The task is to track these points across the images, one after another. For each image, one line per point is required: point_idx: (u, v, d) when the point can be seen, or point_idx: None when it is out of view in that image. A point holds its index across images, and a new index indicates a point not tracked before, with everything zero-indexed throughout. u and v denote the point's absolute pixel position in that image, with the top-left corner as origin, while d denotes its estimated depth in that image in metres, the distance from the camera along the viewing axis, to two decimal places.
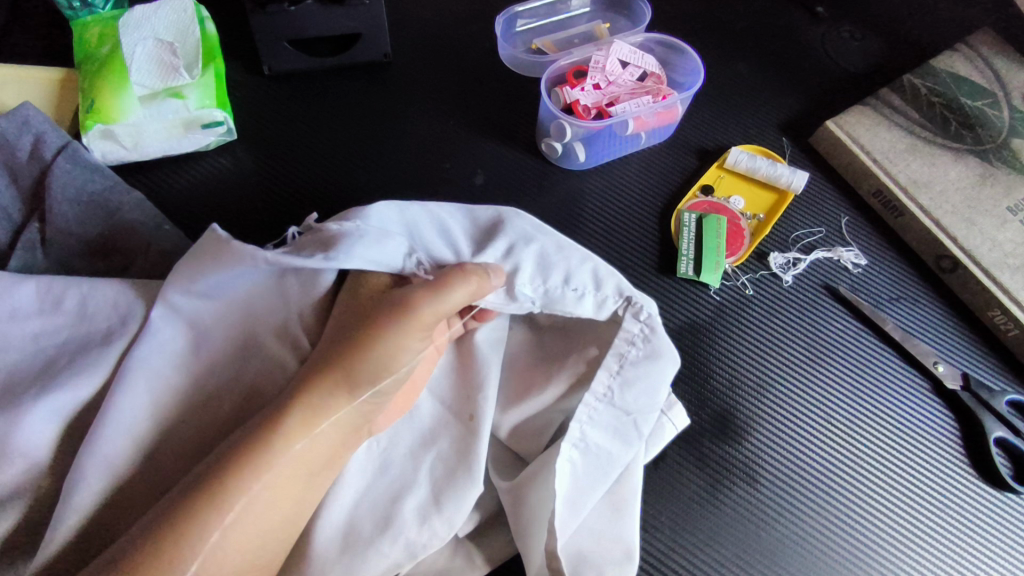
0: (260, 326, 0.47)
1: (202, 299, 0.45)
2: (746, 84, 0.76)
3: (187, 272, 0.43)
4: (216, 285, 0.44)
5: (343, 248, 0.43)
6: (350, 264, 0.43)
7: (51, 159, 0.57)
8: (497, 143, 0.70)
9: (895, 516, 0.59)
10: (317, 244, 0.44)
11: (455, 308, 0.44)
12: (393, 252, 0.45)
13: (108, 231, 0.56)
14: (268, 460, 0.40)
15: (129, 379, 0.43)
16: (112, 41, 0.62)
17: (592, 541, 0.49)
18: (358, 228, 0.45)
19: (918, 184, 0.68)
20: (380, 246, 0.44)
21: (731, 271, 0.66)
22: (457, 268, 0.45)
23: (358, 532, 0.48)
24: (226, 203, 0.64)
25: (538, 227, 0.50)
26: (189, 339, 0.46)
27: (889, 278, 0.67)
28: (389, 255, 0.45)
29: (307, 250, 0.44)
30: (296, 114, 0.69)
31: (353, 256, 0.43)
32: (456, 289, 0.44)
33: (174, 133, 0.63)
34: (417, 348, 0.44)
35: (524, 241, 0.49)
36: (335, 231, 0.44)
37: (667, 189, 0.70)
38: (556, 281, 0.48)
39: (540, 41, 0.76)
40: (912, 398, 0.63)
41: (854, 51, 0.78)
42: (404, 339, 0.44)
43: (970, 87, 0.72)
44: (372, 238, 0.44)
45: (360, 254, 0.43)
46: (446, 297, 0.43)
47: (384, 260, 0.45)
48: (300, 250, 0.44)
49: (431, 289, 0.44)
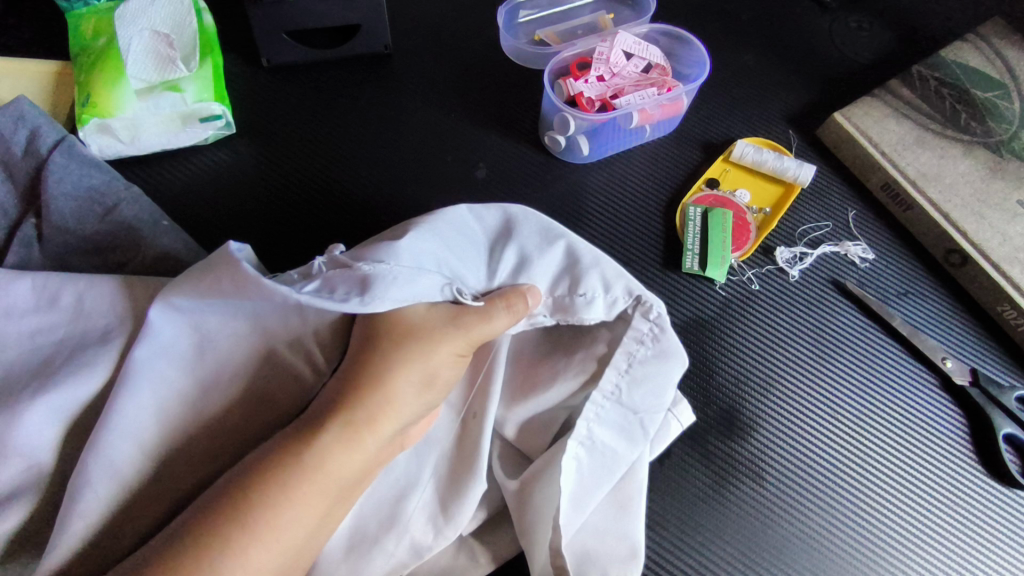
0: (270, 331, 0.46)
1: (206, 304, 0.43)
2: (752, 76, 0.75)
3: (194, 278, 0.42)
4: (222, 300, 0.42)
5: (381, 291, 0.40)
6: (387, 307, 0.40)
7: (46, 155, 0.56)
8: (500, 136, 0.69)
9: (903, 512, 0.58)
10: (350, 284, 0.40)
11: (497, 334, 0.45)
12: (429, 288, 0.42)
13: (106, 228, 0.55)
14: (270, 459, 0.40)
15: (133, 383, 0.42)
16: (108, 33, 0.61)
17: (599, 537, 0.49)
18: (392, 267, 0.41)
19: (927, 177, 0.67)
20: (416, 285, 0.42)
21: (737, 265, 0.66)
22: (499, 295, 0.45)
23: (364, 531, 0.47)
24: (229, 201, 0.63)
25: (550, 228, 0.49)
26: (192, 340, 0.44)
27: (898, 274, 0.66)
28: (425, 292, 0.42)
29: (340, 292, 0.40)
30: (295, 107, 0.68)
31: (391, 301, 0.40)
32: (500, 319, 0.44)
33: (171, 127, 0.62)
34: (453, 364, 0.44)
35: (532, 251, 0.48)
36: (369, 272, 0.41)
37: (672, 183, 0.69)
38: (565, 290, 0.48)
39: (543, 33, 0.75)
40: (920, 394, 0.62)
41: (862, 41, 0.77)
42: (419, 328, 0.43)
43: (980, 78, 0.71)
44: (408, 278, 0.41)
45: (399, 296, 0.41)
46: (492, 323, 0.44)
47: (420, 297, 0.42)
48: (332, 291, 0.40)
49: (476, 315, 0.44)
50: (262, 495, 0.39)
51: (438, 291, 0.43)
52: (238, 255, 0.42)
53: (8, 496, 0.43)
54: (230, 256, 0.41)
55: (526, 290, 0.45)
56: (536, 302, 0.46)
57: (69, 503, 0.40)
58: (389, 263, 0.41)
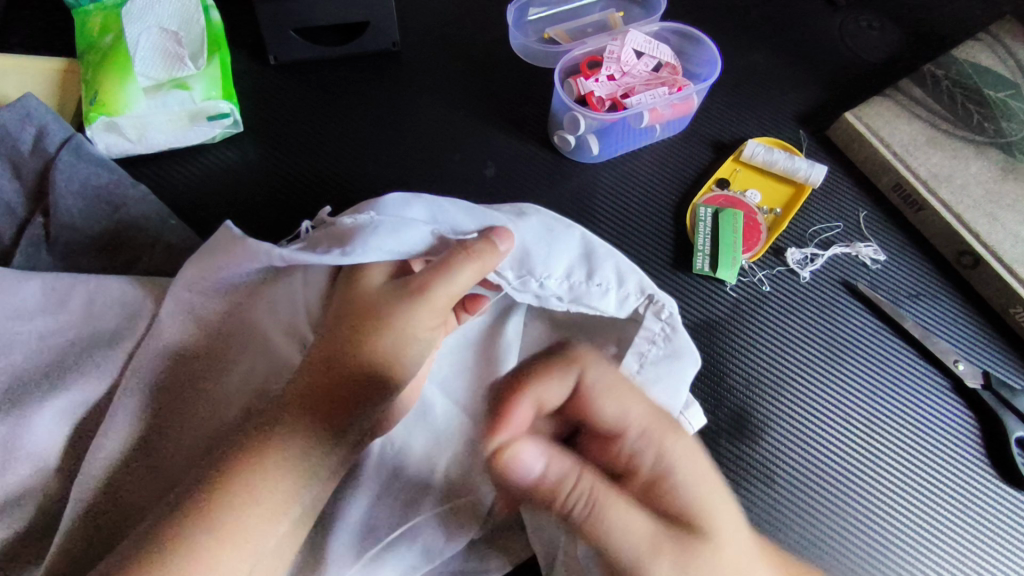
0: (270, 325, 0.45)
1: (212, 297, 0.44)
2: (763, 75, 0.74)
3: (200, 268, 0.42)
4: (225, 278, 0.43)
5: (356, 241, 0.41)
6: (367, 256, 0.41)
7: (54, 153, 0.55)
8: (509, 135, 0.69)
9: (915, 516, 0.58)
10: (331, 239, 0.42)
11: (462, 288, 0.42)
12: (413, 236, 0.42)
13: (113, 226, 0.54)
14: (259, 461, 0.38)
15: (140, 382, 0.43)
16: (116, 31, 0.61)
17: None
18: (372, 217, 0.42)
19: (939, 177, 0.66)
20: (396, 233, 0.42)
21: (748, 267, 0.65)
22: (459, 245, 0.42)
23: (376, 532, 0.47)
24: (236, 199, 0.63)
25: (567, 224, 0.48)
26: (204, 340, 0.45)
27: (909, 275, 0.66)
28: (408, 241, 0.42)
29: (322, 247, 0.41)
30: (303, 104, 0.68)
31: (370, 249, 0.41)
32: (463, 268, 0.41)
33: (179, 125, 0.61)
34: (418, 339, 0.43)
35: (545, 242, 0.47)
36: (349, 224, 0.42)
37: (682, 182, 0.69)
38: (580, 278, 0.47)
39: (552, 31, 0.74)
40: (931, 397, 0.62)
41: (873, 40, 0.76)
42: (414, 326, 0.42)
43: (993, 78, 0.70)
44: (387, 226, 0.42)
45: (377, 244, 0.41)
46: (451, 276, 0.41)
47: (403, 247, 0.42)
48: (315, 248, 0.42)
49: (436, 267, 0.42)
50: (273, 501, 0.38)
51: (423, 240, 0.43)
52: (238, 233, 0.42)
53: (18, 496, 0.43)
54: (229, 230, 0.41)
55: (493, 234, 0.42)
56: (505, 243, 0.43)
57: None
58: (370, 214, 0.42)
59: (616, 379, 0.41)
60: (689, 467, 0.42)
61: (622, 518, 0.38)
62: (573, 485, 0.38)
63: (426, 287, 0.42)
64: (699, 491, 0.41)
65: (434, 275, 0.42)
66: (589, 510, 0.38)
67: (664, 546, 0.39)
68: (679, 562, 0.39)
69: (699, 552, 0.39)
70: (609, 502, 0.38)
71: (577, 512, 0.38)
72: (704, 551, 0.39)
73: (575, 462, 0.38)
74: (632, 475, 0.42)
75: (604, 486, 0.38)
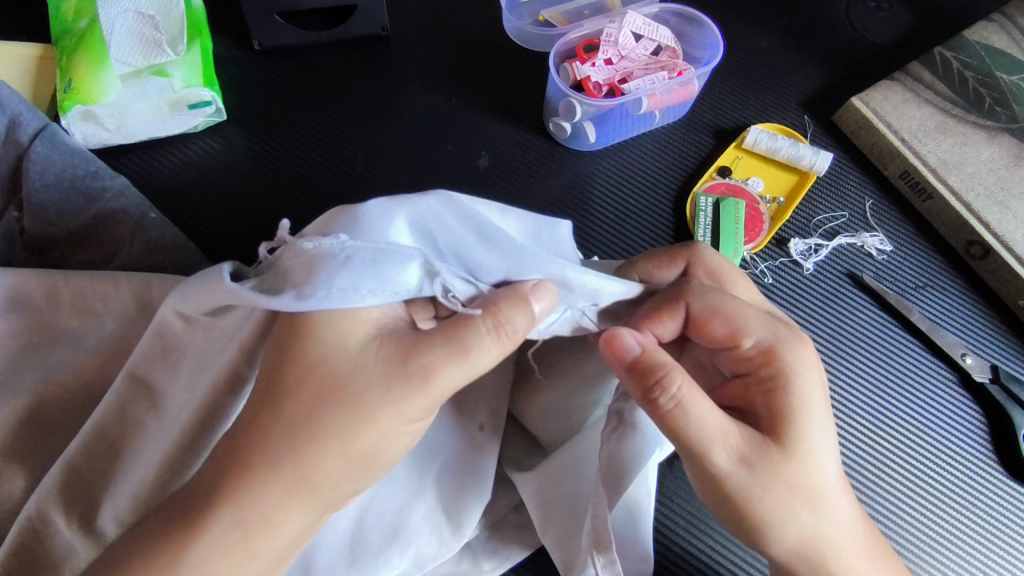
0: (221, 337, 0.40)
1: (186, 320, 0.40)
2: (766, 58, 0.72)
3: (181, 292, 0.38)
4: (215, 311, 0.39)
5: (324, 285, 0.32)
6: (334, 300, 0.33)
7: (27, 144, 0.53)
8: (501, 123, 0.66)
9: (923, 515, 0.56)
10: (292, 276, 0.33)
11: (480, 368, 0.36)
12: (401, 274, 0.34)
13: (92, 220, 0.52)
14: (233, 481, 0.34)
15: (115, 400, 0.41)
16: (90, 14, 0.58)
17: (630, 547, 0.46)
18: (343, 241, 0.33)
19: (949, 165, 0.64)
20: (378, 269, 0.33)
21: (749, 257, 0.63)
22: (484, 312, 0.35)
23: (365, 541, 0.45)
24: (218, 193, 0.61)
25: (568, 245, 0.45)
26: (177, 362, 0.41)
27: (915, 266, 0.64)
28: (394, 280, 0.34)
29: (278, 286, 0.33)
30: (289, 91, 0.65)
31: (338, 290, 0.33)
32: (485, 348, 0.35)
33: (159, 113, 0.59)
34: (401, 433, 0.36)
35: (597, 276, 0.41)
36: (311, 249, 0.33)
37: (682, 171, 0.66)
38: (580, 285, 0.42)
39: (548, 13, 0.71)
40: (938, 393, 0.60)
41: (881, 21, 0.73)
42: (398, 417, 0.36)
43: (1005, 59, 0.68)
44: (364, 262, 0.33)
45: (350, 288, 0.33)
46: (474, 359, 0.35)
47: (388, 285, 0.34)
48: (272, 289, 0.33)
49: (456, 349, 0.35)
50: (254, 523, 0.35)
51: (417, 280, 0.34)
52: (230, 276, 0.36)
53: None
54: (217, 276, 0.36)
55: (525, 294, 0.36)
56: (541, 302, 0.36)
57: (40, 522, 0.39)
58: (339, 236, 0.33)
59: (730, 308, 0.43)
60: (800, 378, 0.41)
61: (702, 407, 0.38)
62: (664, 377, 0.38)
63: (430, 370, 0.35)
64: (806, 404, 0.41)
65: (448, 358, 0.35)
66: (676, 400, 0.38)
67: (731, 432, 0.39)
68: (747, 459, 0.39)
69: (777, 465, 0.39)
70: (694, 395, 0.38)
71: (660, 400, 0.38)
72: (784, 467, 0.39)
73: (672, 363, 0.39)
74: (754, 374, 0.42)
75: (689, 380, 0.39)
